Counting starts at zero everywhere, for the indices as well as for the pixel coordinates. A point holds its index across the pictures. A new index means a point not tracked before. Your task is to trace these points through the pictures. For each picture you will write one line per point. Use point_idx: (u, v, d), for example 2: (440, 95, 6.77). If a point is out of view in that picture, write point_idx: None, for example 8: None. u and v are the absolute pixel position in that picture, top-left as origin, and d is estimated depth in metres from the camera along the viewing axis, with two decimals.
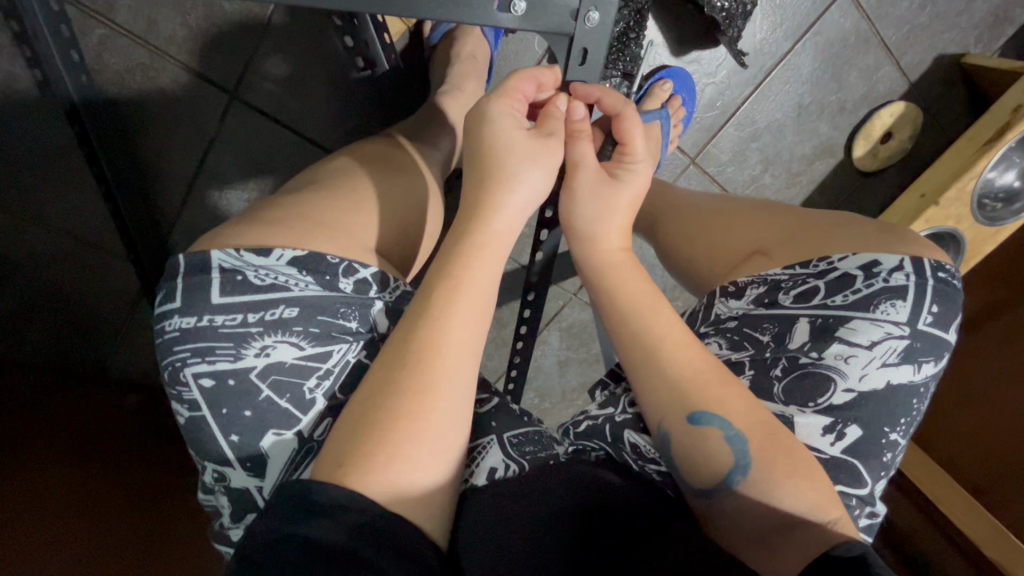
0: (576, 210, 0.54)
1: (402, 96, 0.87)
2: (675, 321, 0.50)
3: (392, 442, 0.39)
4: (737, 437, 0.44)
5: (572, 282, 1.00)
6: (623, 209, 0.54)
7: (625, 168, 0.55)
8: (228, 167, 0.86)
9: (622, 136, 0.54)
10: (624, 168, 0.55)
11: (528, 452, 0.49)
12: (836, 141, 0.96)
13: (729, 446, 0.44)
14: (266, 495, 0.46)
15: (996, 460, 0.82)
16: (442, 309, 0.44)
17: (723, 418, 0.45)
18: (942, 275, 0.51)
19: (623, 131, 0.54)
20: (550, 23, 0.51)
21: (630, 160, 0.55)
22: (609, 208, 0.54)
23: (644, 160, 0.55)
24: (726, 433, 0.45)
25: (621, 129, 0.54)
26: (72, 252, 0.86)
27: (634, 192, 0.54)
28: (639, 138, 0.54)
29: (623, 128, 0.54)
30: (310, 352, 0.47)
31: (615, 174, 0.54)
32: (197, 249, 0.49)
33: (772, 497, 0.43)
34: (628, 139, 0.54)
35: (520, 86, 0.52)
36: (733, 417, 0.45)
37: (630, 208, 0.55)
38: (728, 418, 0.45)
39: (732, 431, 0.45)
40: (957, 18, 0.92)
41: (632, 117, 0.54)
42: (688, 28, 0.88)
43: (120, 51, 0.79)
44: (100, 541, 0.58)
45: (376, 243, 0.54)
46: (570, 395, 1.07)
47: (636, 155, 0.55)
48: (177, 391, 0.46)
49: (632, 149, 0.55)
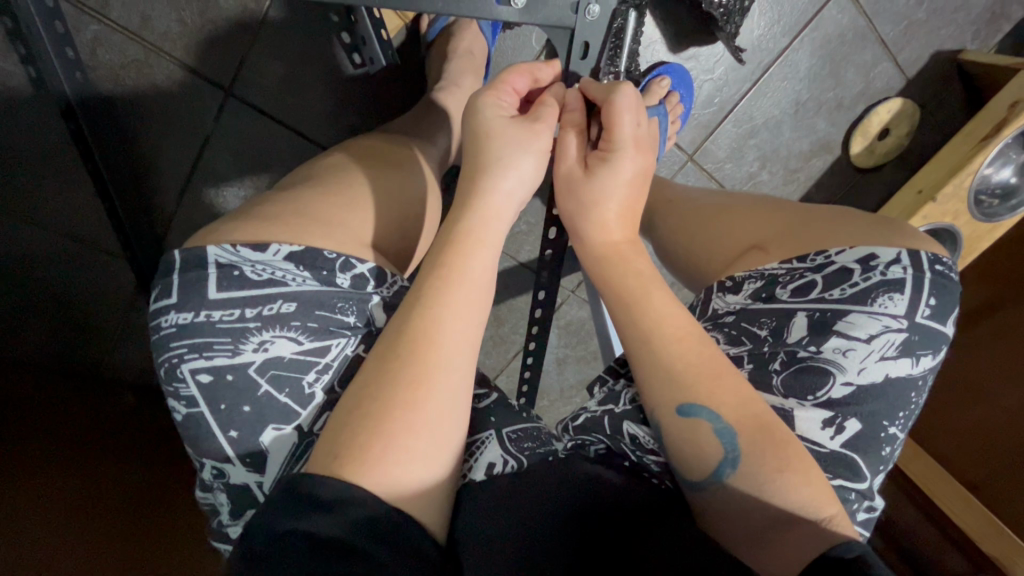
0: (569, 203, 0.54)
1: (401, 93, 0.87)
2: (667, 314, 0.49)
3: (386, 433, 0.39)
4: (726, 430, 0.44)
5: (571, 279, 1.00)
6: (613, 202, 0.52)
7: (611, 158, 0.51)
8: (225, 165, 0.85)
9: (605, 123, 0.51)
10: (610, 157, 0.51)
11: (527, 447, 0.48)
12: (834, 137, 0.96)
13: (718, 439, 0.44)
14: (266, 491, 0.46)
15: (990, 454, 0.82)
16: (437, 299, 0.44)
17: (712, 411, 0.45)
18: (939, 268, 0.51)
19: (607, 118, 0.51)
20: (550, 17, 0.53)
21: (614, 149, 0.51)
22: (598, 199, 0.52)
23: (628, 146, 0.51)
24: (715, 426, 0.45)
25: (605, 115, 0.51)
26: (68, 251, 0.85)
27: (622, 184, 0.52)
28: (626, 123, 0.51)
29: (607, 114, 0.50)
30: (309, 346, 0.46)
31: (601, 164, 0.52)
32: (194, 244, 0.48)
33: (761, 491, 0.43)
34: (611, 125, 0.50)
35: (511, 79, 0.53)
36: (724, 410, 0.45)
37: (620, 201, 0.52)
38: (719, 411, 0.45)
39: (721, 424, 0.44)
40: (954, 15, 0.92)
41: (619, 103, 0.50)
42: (686, 23, 0.88)
43: (114, 46, 0.78)
44: (95, 543, 0.58)
45: (372, 238, 0.53)
46: (568, 392, 1.07)
47: (622, 142, 0.51)
48: (174, 388, 0.46)
49: (614, 137, 0.51)
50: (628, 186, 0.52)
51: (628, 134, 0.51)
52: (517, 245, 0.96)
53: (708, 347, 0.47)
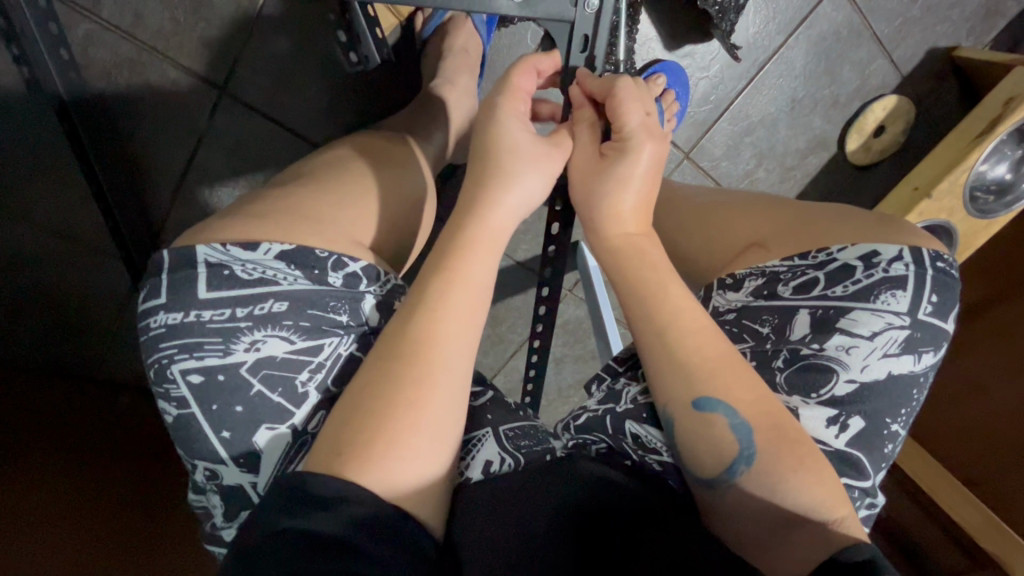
0: (584, 196, 0.53)
1: (395, 90, 0.86)
2: (682, 305, 0.48)
3: (390, 430, 0.39)
4: (743, 426, 0.44)
5: (569, 278, 1.00)
6: (629, 195, 0.52)
7: (625, 149, 0.51)
8: (219, 163, 0.85)
9: (613, 116, 0.51)
10: (623, 148, 0.51)
11: (523, 446, 0.47)
12: (829, 135, 0.96)
13: (734, 434, 0.44)
14: (261, 491, 0.46)
15: (990, 450, 0.82)
16: (440, 299, 0.43)
17: (729, 406, 0.44)
18: (940, 266, 0.51)
19: (613, 110, 0.51)
20: (550, 10, 0.51)
21: (630, 139, 0.51)
22: (613, 192, 0.52)
23: (639, 133, 0.51)
24: (732, 421, 0.44)
25: (610, 108, 0.51)
26: (60, 251, 0.85)
27: (641, 174, 0.51)
28: (634, 114, 0.51)
29: (613, 106, 0.51)
30: (300, 346, 0.46)
31: (616, 156, 0.52)
32: (183, 242, 0.48)
33: (776, 493, 0.42)
34: (618, 117, 0.51)
35: (522, 84, 0.52)
36: (740, 407, 0.44)
37: (634, 194, 0.52)
38: (735, 407, 0.44)
39: (738, 420, 0.44)
40: (948, 12, 0.93)
41: (622, 94, 0.50)
42: (682, 21, 0.87)
43: (107, 45, 0.78)
44: (88, 550, 0.57)
45: (365, 235, 0.53)
46: (566, 392, 1.06)
47: (633, 133, 0.51)
48: (164, 389, 0.45)
49: (627, 128, 0.51)
50: (643, 179, 0.52)
51: (637, 125, 0.51)
52: (514, 244, 0.95)
53: (723, 343, 0.47)
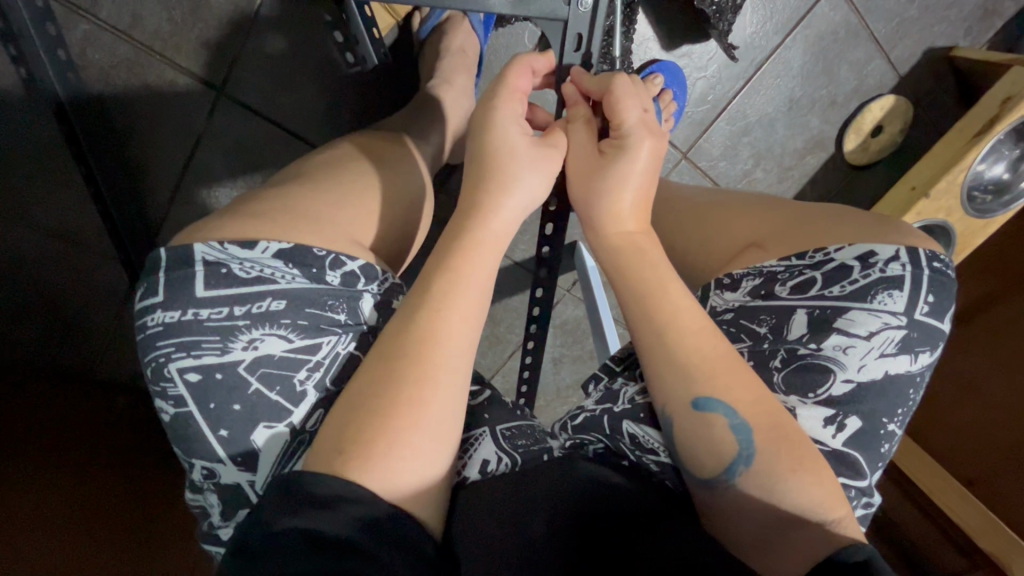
0: (582, 195, 0.53)
1: (392, 90, 0.86)
2: (679, 306, 0.48)
3: (392, 430, 0.39)
4: (742, 426, 0.44)
5: (567, 278, 1.00)
6: (627, 194, 0.52)
7: (624, 146, 0.51)
8: (217, 164, 0.84)
9: (612, 113, 0.51)
10: (622, 146, 0.51)
11: (521, 445, 0.47)
12: (827, 134, 0.96)
13: (733, 435, 0.44)
14: (258, 490, 0.45)
15: (988, 450, 0.82)
16: (442, 299, 0.43)
17: (729, 406, 0.44)
18: (937, 266, 0.51)
19: (611, 107, 0.51)
20: (544, 9, 0.52)
21: (628, 136, 0.51)
22: (611, 190, 0.52)
23: (637, 130, 0.51)
24: (731, 422, 0.44)
25: (608, 106, 0.51)
26: (59, 253, 0.84)
27: (638, 173, 0.51)
28: (632, 111, 0.51)
29: (610, 104, 0.51)
30: (298, 344, 0.46)
31: (614, 154, 0.52)
32: (180, 241, 0.47)
33: (774, 493, 0.42)
34: (617, 114, 0.51)
35: (516, 82, 0.51)
36: (739, 406, 0.44)
37: (633, 194, 0.52)
38: (735, 406, 0.44)
39: (738, 420, 0.44)
40: (946, 12, 0.93)
41: (620, 91, 0.51)
42: (679, 21, 0.87)
43: (105, 46, 0.78)
44: (85, 550, 0.57)
45: (363, 234, 0.53)
46: (564, 392, 1.06)
47: (631, 131, 0.51)
48: (162, 388, 0.45)
49: (625, 125, 0.51)
50: (641, 178, 0.52)
51: (635, 122, 0.51)
52: (512, 245, 0.95)
53: (721, 343, 0.47)
